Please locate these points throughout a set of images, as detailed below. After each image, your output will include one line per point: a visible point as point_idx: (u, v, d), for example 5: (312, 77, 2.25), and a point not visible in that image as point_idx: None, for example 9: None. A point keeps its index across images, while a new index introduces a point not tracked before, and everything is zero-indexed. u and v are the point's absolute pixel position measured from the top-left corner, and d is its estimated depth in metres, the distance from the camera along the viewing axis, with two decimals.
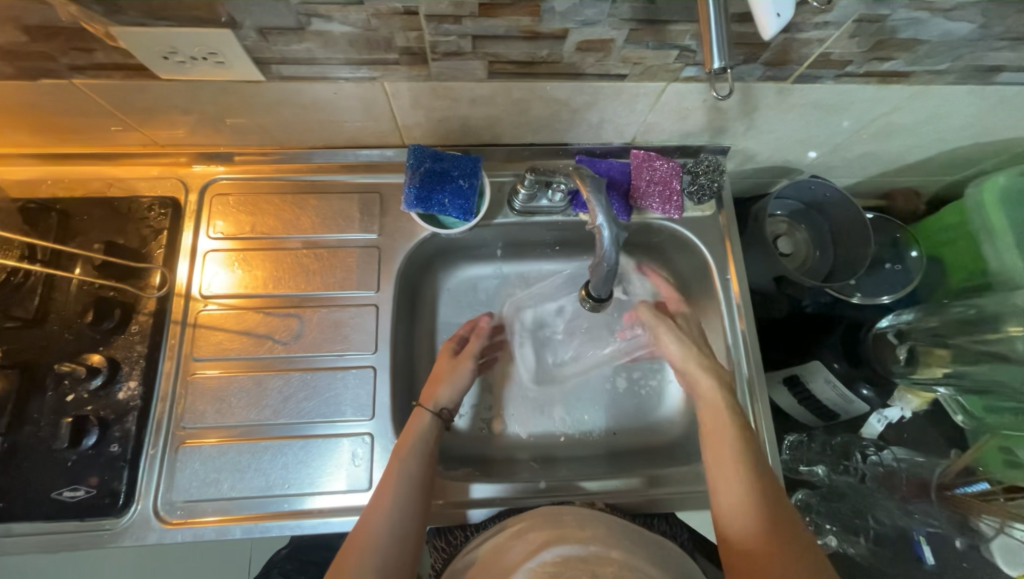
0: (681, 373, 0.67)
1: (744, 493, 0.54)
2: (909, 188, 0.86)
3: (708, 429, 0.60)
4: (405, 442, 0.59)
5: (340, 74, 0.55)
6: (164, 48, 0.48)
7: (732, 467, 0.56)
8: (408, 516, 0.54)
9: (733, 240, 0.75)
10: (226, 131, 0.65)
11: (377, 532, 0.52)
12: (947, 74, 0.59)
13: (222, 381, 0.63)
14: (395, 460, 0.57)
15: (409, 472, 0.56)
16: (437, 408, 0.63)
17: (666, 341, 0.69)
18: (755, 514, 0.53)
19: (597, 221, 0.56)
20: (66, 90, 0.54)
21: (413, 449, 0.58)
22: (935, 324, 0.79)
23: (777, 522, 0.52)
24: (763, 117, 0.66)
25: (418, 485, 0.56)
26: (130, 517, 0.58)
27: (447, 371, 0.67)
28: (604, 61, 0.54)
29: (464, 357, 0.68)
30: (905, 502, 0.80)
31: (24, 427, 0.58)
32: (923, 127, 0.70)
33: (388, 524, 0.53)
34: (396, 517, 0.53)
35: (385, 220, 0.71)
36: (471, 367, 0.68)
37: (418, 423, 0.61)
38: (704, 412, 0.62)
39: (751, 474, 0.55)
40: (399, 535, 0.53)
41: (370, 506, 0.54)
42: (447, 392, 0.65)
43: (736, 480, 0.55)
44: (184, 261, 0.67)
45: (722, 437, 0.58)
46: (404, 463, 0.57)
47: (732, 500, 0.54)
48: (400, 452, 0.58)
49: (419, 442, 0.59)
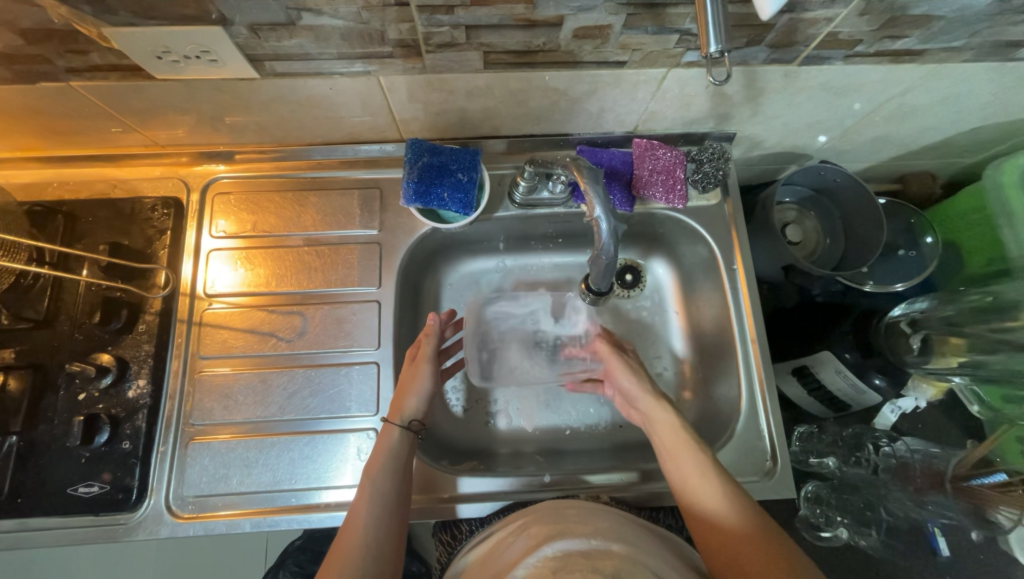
0: (642, 410, 0.64)
1: (712, 500, 0.54)
2: (924, 171, 0.84)
3: (665, 443, 0.59)
4: (377, 459, 0.57)
5: (334, 68, 0.54)
6: (157, 47, 0.48)
7: (694, 475, 0.56)
8: (383, 532, 0.53)
9: (739, 228, 0.74)
10: (225, 130, 0.65)
11: (356, 551, 0.51)
12: (964, 51, 0.57)
13: (230, 379, 0.64)
14: (367, 478, 0.55)
15: (382, 488, 0.55)
16: (407, 420, 0.60)
17: (625, 375, 0.66)
18: (727, 520, 0.52)
19: (595, 213, 0.55)
20: (65, 93, 0.55)
21: (386, 465, 0.57)
22: (949, 312, 0.74)
23: (751, 520, 0.52)
24: (769, 102, 0.64)
25: (394, 500, 0.55)
26: (143, 511, 0.59)
27: (408, 378, 0.63)
28: (601, 48, 0.53)
29: (422, 358, 0.64)
30: (919, 494, 0.77)
31: (39, 425, 0.60)
32: (938, 107, 0.67)
33: (366, 541, 0.52)
34: (374, 533, 0.52)
35: (385, 216, 0.71)
36: (430, 369, 0.63)
37: (387, 439, 0.58)
38: (661, 435, 0.60)
39: (715, 480, 0.55)
40: (378, 552, 0.52)
41: (347, 525, 0.53)
42: (413, 402, 0.61)
43: (700, 489, 0.55)
44: (188, 260, 0.67)
45: (680, 448, 0.58)
46: (377, 480, 0.55)
47: (700, 508, 0.54)
48: (372, 470, 0.56)
49: (388, 455, 0.58)
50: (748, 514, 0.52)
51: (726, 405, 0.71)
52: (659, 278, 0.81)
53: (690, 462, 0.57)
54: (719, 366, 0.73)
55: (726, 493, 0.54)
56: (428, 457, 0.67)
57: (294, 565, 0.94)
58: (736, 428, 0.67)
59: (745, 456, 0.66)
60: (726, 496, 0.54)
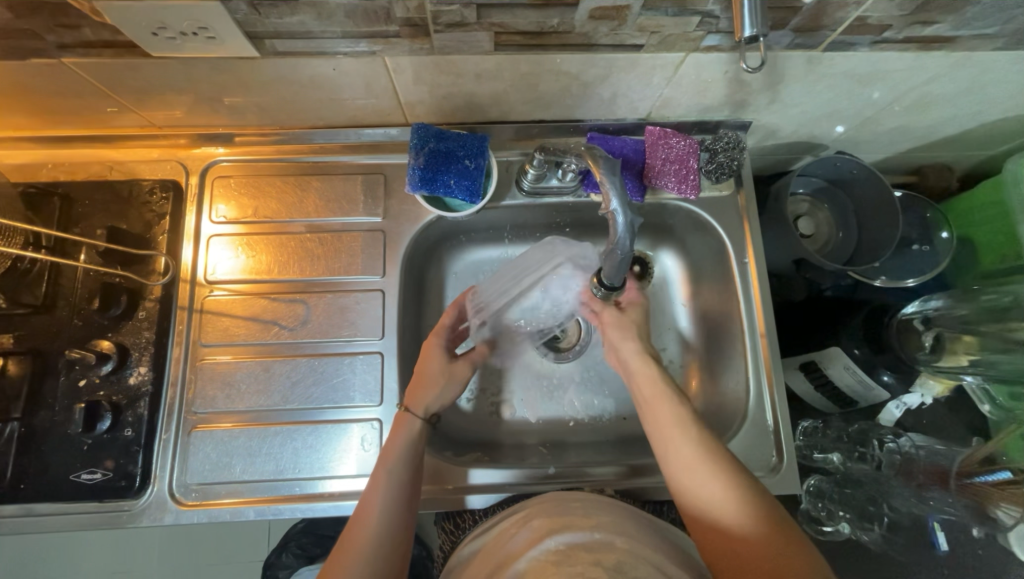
0: (625, 365, 0.63)
1: (694, 467, 0.53)
2: (942, 163, 0.82)
3: (646, 399, 0.59)
4: (393, 447, 0.56)
5: (338, 48, 0.52)
6: (153, 23, 0.46)
7: (672, 433, 0.56)
8: (396, 524, 0.53)
9: (752, 220, 0.72)
10: (224, 110, 0.62)
11: (367, 545, 0.51)
12: (997, 38, 0.54)
13: (231, 367, 0.63)
14: (382, 467, 0.55)
15: (395, 479, 0.54)
16: (426, 413, 0.60)
17: (612, 335, 0.64)
18: (711, 495, 0.52)
19: (611, 205, 0.52)
20: (56, 70, 0.52)
21: (401, 456, 0.56)
22: (965, 311, 0.75)
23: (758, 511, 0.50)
24: (789, 89, 0.62)
25: (407, 491, 0.55)
26: (147, 498, 0.59)
27: (437, 374, 0.63)
28: (618, 30, 0.50)
29: (461, 361, 0.65)
30: (922, 489, 0.77)
31: (40, 411, 0.59)
32: (963, 98, 0.65)
33: (373, 540, 0.51)
34: (383, 529, 0.52)
35: (389, 203, 0.69)
36: (469, 368, 0.66)
37: (404, 427, 0.58)
38: (643, 391, 0.60)
39: (697, 441, 0.55)
40: (389, 545, 0.51)
41: (359, 513, 0.53)
42: (434, 396, 0.61)
43: (680, 452, 0.55)
44: (188, 244, 0.66)
45: (660, 410, 0.58)
46: (392, 471, 0.55)
47: (681, 475, 0.54)
48: (387, 459, 0.55)
49: (402, 448, 0.56)
50: (760, 519, 0.50)
51: (732, 397, 0.71)
52: (667, 269, 0.80)
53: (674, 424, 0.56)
54: (725, 364, 0.73)
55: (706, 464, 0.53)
56: (433, 448, 0.66)
57: (297, 547, 0.95)
58: (745, 419, 0.67)
59: (751, 454, 0.66)
60: (702, 461, 0.53)
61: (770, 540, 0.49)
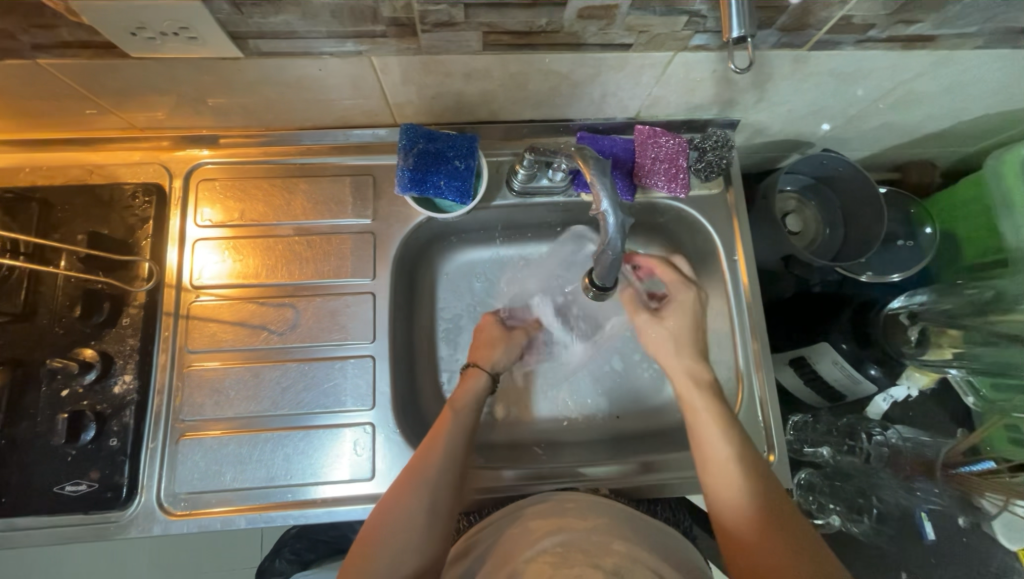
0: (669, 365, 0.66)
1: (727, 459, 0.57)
2: (924, 160, 0.83)
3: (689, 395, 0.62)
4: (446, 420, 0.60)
5: (324, 48, 0.51)
6: (131, 23, 0.45)
7: (709, 432, 0.59)
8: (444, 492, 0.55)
9: (741, 217, 0.72)
10: (208, 112, 0.61)
11: (414, 505, 0.53)
12: (977, 37, 0.55)
13: (219, 373, 0.62)
14: (438, 436, 0.58)
15: (449, 448, 0.57)
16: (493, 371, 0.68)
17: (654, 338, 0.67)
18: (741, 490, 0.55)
19: (601, 205, 0.52)
20: (32, 72, 0.51)
21: (454, 428, 0.59)
22: (949, 305, 0.76)
23: (773, 508, 0.54)
24: (776, 88, 0.62)
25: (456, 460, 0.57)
26: (134, 508, 0.58)
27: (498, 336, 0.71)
28: (607, 30, 0.50)
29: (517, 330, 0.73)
30: (909, 481, 0.79)
31: (21, 423, 0.58)
32: (945, 95, 0.66)
33: (406, 527, 0.52)
34: (431, 495, 0.54)
35: (378, 204, 0.68)
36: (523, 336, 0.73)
37: (464, 397, 0.63)
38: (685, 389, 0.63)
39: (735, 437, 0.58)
40: (431, 512, 0.54)
41: (405, 478, 0.55)
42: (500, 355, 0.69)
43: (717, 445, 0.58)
44: (173, 248, 0.65)
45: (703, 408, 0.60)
46: (447, 440, 0.58)
47: (715, 465, 0.57)
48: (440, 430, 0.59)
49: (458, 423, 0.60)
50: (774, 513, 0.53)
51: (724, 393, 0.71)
52: None
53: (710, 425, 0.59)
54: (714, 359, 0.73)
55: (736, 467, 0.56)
56: None
57: (290, 553, 0.93)
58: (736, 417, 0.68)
59: None
60: (731, 463, 0.56)
61: (775, 533, 0.52)
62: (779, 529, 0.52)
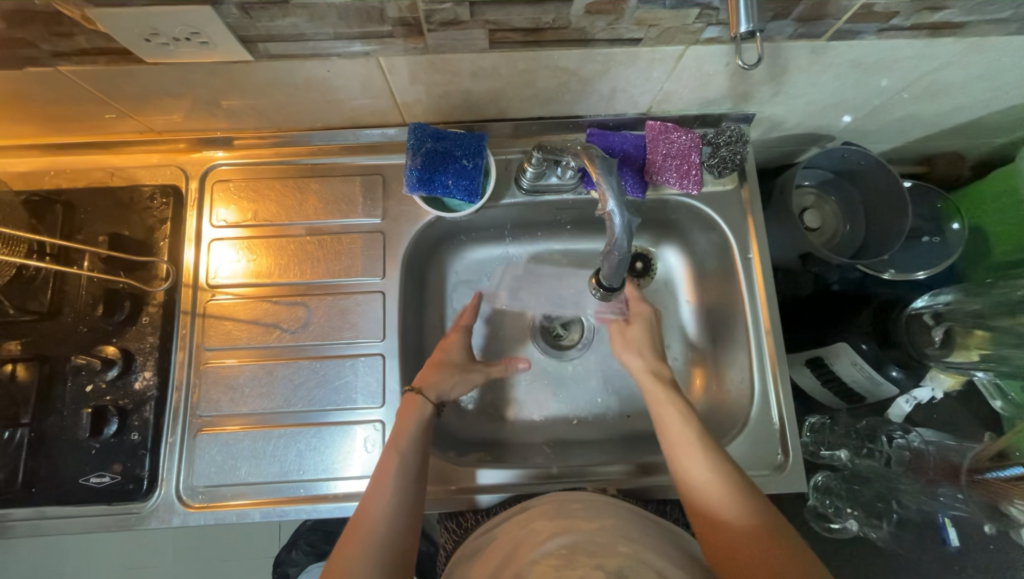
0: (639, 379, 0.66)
1: (700, 472, 0.55)
2: (954, 152, 0.79)
3: (658, 405, 0.61)
4: (403, 428, 0.58)
5: (333, 49, 0.51)
6: (145, 29, 0.46)
7: (681, 447, 0.57)
8: (405, 508, 0.53)
9: (756, 213, 0.71)
10: (222, 114, 0.62)
11: (379, 525, 0.51)
12: (1010, 23, 0.53)
13: (235, 370, 0.64)
14: (394, 448, 0.56)
15: (408, 459, 0.55)
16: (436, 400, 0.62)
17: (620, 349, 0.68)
18: (722, 501, 0.53)
19: (608, 205, 0.51)
20: (53, 79, 0.53)
21: (410, 435, 0.57)
22: (978, 306, 0.72)
23: (755, 516, 0.52)
24: (793, 80, 0.60)
25: (416, 472, 0.55)
26: (155, 500, 0.60)
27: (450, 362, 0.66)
28: (615, 25, 0.49)
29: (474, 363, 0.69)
30: (931, 486, 0.75)
31: (48, 417, 0.60)
32: (975, 85, 0.63)
33: (384, 533, 0.51)
34: (396, 509, 0.52)
35: (388, 204, 0.69)
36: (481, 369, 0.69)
37: (413, 414, 0.59)
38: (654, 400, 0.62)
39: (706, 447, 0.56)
40: (400, 526, 0.52)
41: (369, 497, 0.53)
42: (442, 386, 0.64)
43: (690, 461, 0.56)
44: (190, 247, 0.66)
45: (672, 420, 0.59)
46: (403, 450, 0.56)
47: (690, 478, 0.56)
48: (398, 439, 0.57)
49: (412, 430, 0.58)
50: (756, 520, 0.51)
51: (737, 394, 0.70)
52: (671, 265, 0.79)
53: (673, 415, 0.60)
54: (729, 357, 0.72)
55: (709, 462, 0.55)
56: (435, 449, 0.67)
57: (307, 544, 0.95)
58: (748, 420, 0.66)
59: (756, 450, 0.65)
60: (697, 451, 0.56)
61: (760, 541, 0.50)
62: (750, 522, 0.51)
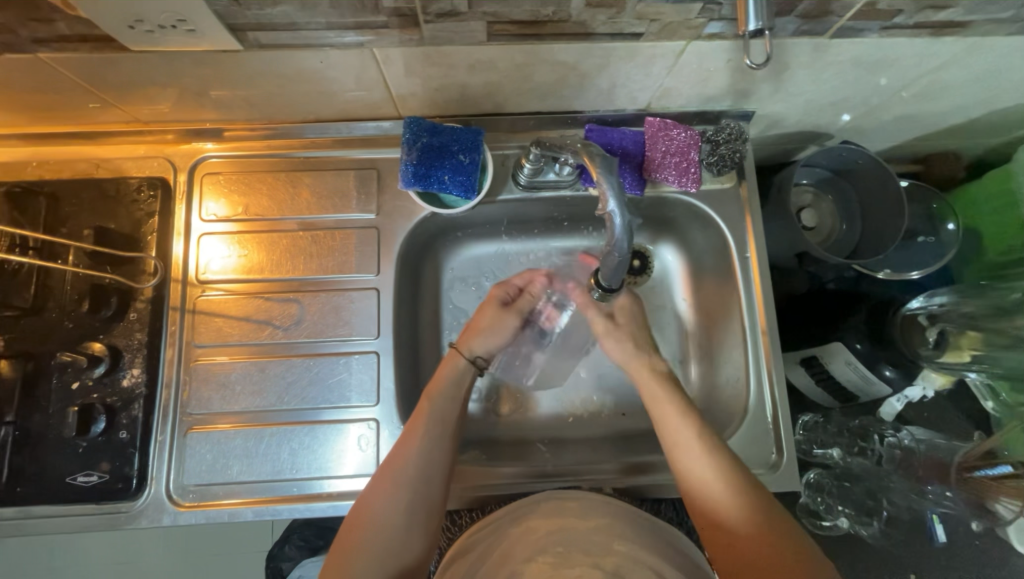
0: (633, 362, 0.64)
1: (702, 470, 0.55)
2: (949, 151, 0.79)
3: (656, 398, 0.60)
4: (440, 380, 0.62)
5: (325, 39, 0.49)
6: (129, 16, 0.44)
7: (683, 444, 0.57)
8: (436, 453, 0.57)
9: (755, 213, 0.70)
10: (210, 104, 0.60)
11: (407, 469, 0.55)
12: (1012, 23, 0.52)
13: (226, 367, 0.63)
14: (428, 400, 0.60)
15: (441, 411, 0.60)
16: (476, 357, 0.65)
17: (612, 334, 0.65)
18: (726, 498, 0.53)
19: (608, 205, 0.50)
20: (34, 66, 0.51)
21: (445, 390, 0.61)
22: (971, 308, 0.74)
23: (758, 515, 0.52)
24: (794, 78, 0.60)
25: (448, 424, 0.59)
26: (144, 499, 0.59)
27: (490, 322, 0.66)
28: (616, 18, 0.48)
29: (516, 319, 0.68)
30: (921, 483, 0.77)
31: (33, 415, 0.59)
32: (975, 84, 0.63)
33: (412, 477, 0.55)
34: (422, 457, 0.56)
35: (382, 199, 0.68)
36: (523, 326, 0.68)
37: (451, 367, 0.63)
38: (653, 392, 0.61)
39: (708, 443, 0.56)
40: (426, 471, 0.56)
41: (400, 446, 0.57)
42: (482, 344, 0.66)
43: (690, 458, 0.56)
44: (179, 241, 0.65)
45: (672, 414, 0.58)
46: (436, 404, 0.60)
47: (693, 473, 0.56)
48: (433, 391, 0.61)
49: (449, 384, 0.62)
50: (762, 517, 0.52)
51: (733, 392, 0.70)
52: (667, 264, 0.78)
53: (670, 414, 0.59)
54: (724, 356, 0.72)
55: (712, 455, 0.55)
56: None
57: (300, 540, 0.95)
58: (745, 417, 0.67)
59: (752, 448, 0.65)
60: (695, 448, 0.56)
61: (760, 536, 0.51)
62: (761, 525, 0.52)
